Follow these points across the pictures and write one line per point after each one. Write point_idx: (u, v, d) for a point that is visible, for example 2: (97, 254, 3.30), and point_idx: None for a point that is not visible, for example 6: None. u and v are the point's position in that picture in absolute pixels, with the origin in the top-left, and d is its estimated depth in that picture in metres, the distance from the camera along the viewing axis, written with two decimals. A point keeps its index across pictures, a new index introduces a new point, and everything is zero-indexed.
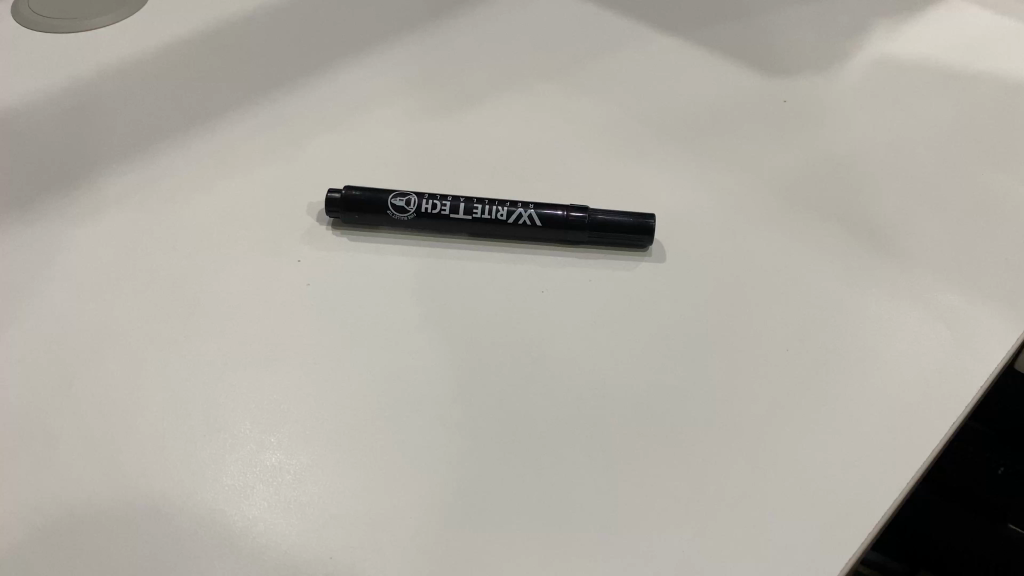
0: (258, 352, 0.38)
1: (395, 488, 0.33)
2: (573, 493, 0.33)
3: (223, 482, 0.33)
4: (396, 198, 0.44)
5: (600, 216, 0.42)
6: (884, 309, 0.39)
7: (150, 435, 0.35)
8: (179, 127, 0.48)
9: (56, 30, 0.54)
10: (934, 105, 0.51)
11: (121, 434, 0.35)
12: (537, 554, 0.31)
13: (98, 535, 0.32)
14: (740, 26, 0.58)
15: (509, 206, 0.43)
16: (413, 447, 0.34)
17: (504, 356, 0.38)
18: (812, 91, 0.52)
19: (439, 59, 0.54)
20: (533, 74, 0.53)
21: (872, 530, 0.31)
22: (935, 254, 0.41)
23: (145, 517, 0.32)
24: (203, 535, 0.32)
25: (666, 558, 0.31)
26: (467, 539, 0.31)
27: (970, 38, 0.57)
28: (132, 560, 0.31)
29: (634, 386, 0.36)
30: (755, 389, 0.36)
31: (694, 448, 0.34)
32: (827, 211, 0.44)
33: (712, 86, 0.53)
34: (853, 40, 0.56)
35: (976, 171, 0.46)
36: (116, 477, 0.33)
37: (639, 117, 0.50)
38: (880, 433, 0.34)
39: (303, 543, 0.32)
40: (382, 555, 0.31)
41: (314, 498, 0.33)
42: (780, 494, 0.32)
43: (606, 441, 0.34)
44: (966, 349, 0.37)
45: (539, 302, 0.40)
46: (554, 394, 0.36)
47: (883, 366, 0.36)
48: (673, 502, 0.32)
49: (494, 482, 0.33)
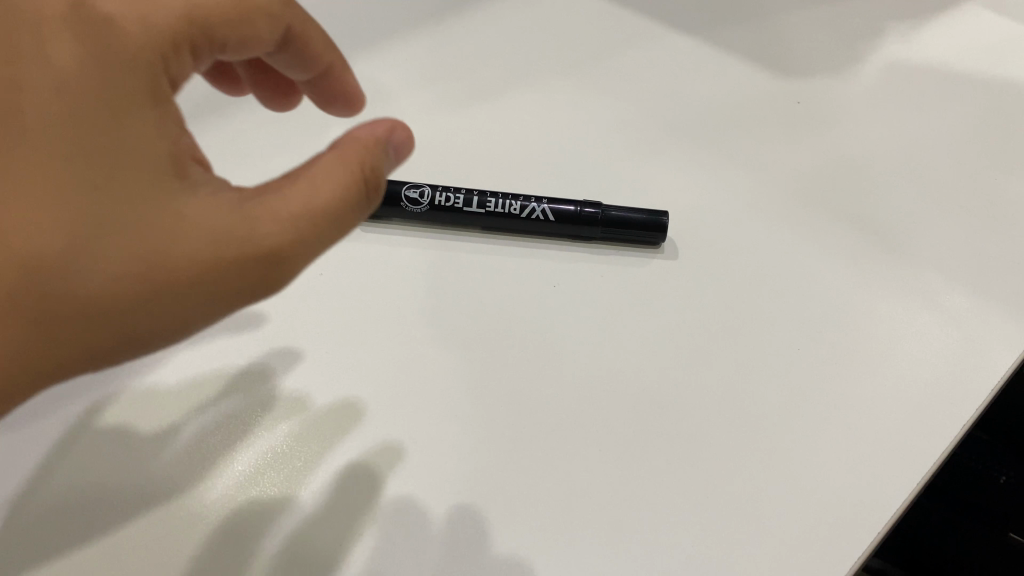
0: (271, 350, 0.37)
1: (409, 480, 0.33)
2: (584, 486, 0.33)
3: (232, 467, 0.33)
4: (409, 189, 0.44)
5: (613, 212, 0.43)
6: (893, 312, 0.40)
7: (157, 436, 0.34)
8: None
9: None
10: (949, 106, 0.51)
11: (128, 436, 0.34)
12: (547, 550, 0.32)
13: (108, 517, 0.32)
14: (757, 22, 0.57)
15: (523, 200, 0.44)
16: (421, 439, 0.34)
17: (515, 350, 0.38)
18: (825, 89, 0.52)
19: (453, 51, 0.54)
20: (547, 69, 0.53)
21: (883, 529, 0.32)
22: (947, 258, 0.42)
23: (154, 520, 0.32)
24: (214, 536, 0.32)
25: (677, 553, 0.32)
26: (479, 530, 0.32)
27: (998, 39, 0.57)
28: (141, 546, 0.31)
29: (644, 381, 0.37)
30: (765, 388, 0.37)
31: (706, 445, 0.35)
32: (838, 211, 0.44)
33: (726, 83, 0.53)
34: (872, 42, 0.56)
35: (991, 176, 0.47)
36: (129, 460, 0.33)
37: (652, 115, 0.50)
38: (890, 436, 0.35)
39: (313, 532, 0.32)
40: (393, 547, 0.31)
41: (330, 494, 0.33)
42: (792, 491, 0.33)
43: (617, 436, 0.35)
44: (976, 353, 0.38)
45: (550, 296, 0.40)
46: (564, 389, 0.36)
47: (893, 368, 0.37)
48: (685, 497, 0.33)
49: (505, 476, 0.33)
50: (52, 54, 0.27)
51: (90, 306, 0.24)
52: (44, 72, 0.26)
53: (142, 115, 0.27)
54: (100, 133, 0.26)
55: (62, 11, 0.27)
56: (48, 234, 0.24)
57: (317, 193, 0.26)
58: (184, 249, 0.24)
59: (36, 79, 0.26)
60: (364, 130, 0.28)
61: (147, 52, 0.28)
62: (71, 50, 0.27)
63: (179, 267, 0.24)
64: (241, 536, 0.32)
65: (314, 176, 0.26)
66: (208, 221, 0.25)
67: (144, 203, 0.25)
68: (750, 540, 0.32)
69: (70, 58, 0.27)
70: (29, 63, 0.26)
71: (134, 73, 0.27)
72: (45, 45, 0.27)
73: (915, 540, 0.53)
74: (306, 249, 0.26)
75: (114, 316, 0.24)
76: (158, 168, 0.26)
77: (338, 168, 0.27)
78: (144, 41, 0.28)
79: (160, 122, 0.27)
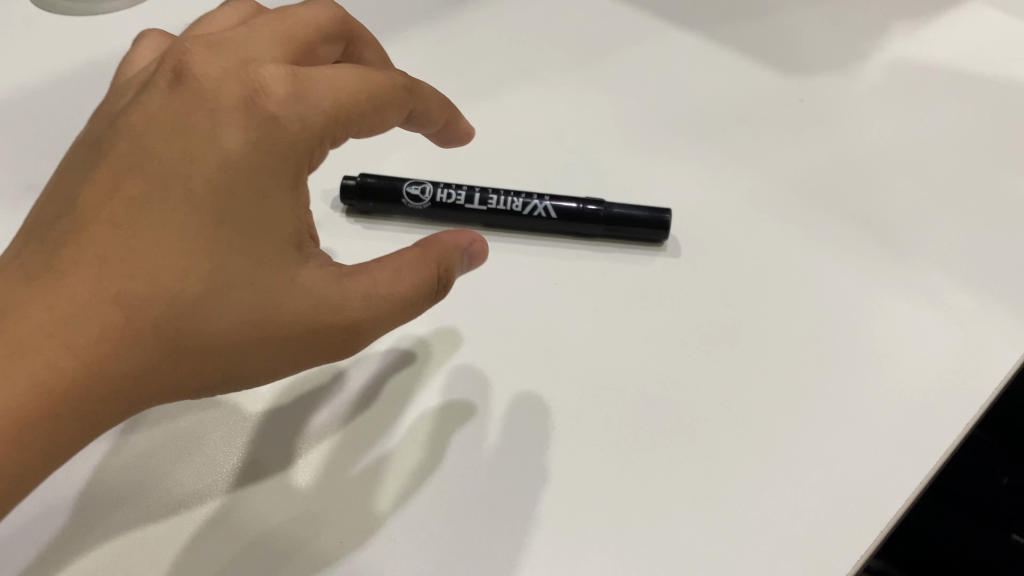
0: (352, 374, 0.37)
1: (412, 478, 0.33)
2: (586, 484, 0.33)
3: (235, 465, 0.33)
4: (411, 185, 0.44)
5: (616, 210, 0.43)
6: (896, 310, 0.40)
7: (225, 446, 0.34)
8: None
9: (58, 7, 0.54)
10: (951, 104, 0.51)
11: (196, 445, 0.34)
12: (553, 548, 0.32)
13: (111, 513, 0.32)
14: (760, 18, 0.57)
15: (525, 197, 0.43)
16: (433, 450, 0.34)
17: (518, 349, 0.38)
18: (828, 86, 0.52)
19: (454, 47, 0.54)
20: (548, 66, 0.53)
21: (884, 527, 0.32)
22: (951, 257, 0.42)
23: (202, 530, 0.32)
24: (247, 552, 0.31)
25: (679, 551, 0.32)
26: (482, 528, 0.32)
27: (1003, 37, 0.56)
28: (142, 542, 0.31)
29: (647, 379, 0.37)
30: (768, 386, 0.37)
31: (709, 443, 0.35)
32: (841, 209, 0.44)
33: (729, 79, 0.53)
34: (876, 39, 0.56)
35: (994, 175, 0.47)
36: (133, 457, 0.34)
37: (655, 111, 0.50)
38: (892, 434, 0.35)
39: (314, 531, 0.32)
40: (395, 546, 0.31)
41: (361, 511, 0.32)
42: (793, 489, 0.34)
43: (619, 435, 0.35)
44: (977, 351, 0.38)
45: (552, 294, 0.40)
46: (567, 387, 0.37)
47: (895, 366, 0.38)
48: (687, 495, 0.33)
49: (509, 474, 0.34)
50: (221, 133, 0.29)
51: (210, 349, 0.28)
52: (211, 149, 0.29)
53: (281, 197, 0.29)
54: (247, 209, 0.29)
55: (237, 98, 0.29)
56: (185, 280, 0.27)
57: (403, 281, 0.31)
58: (292, 314, 0.29)
59: (204, 153, 0.29)
60: (450, 238, 0.33)
61: (300, 142, 0.30)
62: (238, 132, 0.29)
63: (287, 330, 0.29)
64: (281, 553, 0.31)
65: (399, 262, 0.31)
66: (315, 294, 0.29)
67: (270, 275, 0.28)
68: (755, 538, 0.32)
69: (236, 141, 0.29)
70: (200, 138, 0.29)
71: (285, 161, 0.29)
72: (217, 125, 0.29)
73: (913, 540, 0.53)
74: (389, 324, 0.31)
75: (229, 360, 0.28)
76: (284, 242, 0.29)
77: (424, 264, 0.31)
78: (297, 131, 0.29)
79: (293, 203, 0.30)
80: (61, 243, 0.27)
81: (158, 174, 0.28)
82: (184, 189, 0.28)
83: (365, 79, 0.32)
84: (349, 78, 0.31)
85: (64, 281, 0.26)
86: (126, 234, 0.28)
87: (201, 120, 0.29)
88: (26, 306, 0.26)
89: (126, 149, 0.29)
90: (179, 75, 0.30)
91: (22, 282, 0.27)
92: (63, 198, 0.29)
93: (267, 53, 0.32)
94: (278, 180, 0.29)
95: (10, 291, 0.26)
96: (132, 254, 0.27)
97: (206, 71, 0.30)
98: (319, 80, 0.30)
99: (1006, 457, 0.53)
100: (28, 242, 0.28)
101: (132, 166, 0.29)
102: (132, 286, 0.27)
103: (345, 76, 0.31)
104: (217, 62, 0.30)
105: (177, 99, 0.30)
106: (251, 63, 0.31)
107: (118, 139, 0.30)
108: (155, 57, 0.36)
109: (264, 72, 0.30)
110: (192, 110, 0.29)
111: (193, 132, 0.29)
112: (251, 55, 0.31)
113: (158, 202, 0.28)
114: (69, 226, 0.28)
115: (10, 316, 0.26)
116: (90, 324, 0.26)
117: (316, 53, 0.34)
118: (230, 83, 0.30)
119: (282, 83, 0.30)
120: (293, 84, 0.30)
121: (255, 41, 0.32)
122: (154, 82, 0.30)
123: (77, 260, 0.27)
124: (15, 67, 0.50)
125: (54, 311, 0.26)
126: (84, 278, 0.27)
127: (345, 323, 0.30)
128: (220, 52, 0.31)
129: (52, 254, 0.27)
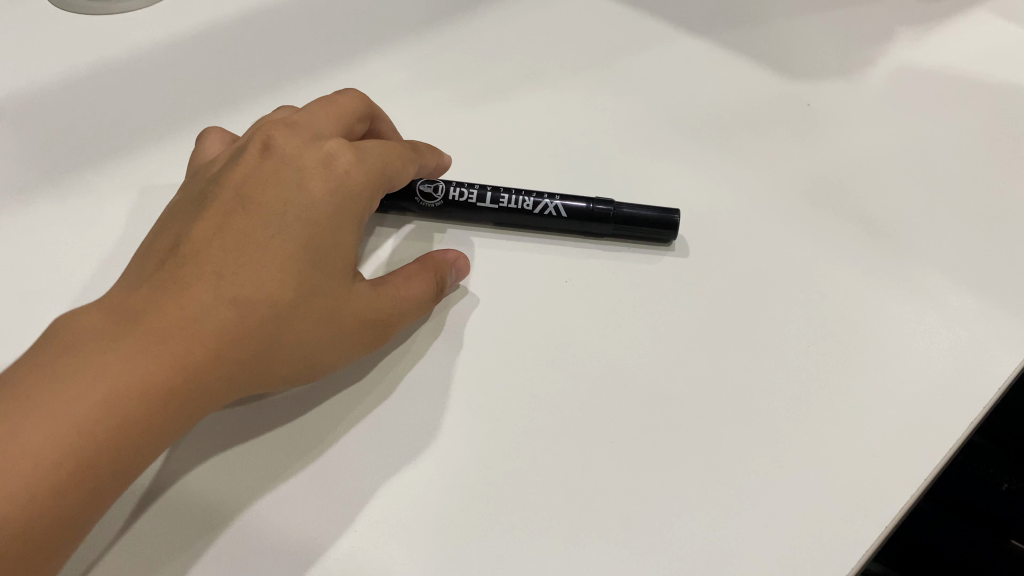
0: (383, 351, 0.38)
1: (427, 469, 0.35)
2: (597, 477, 0.35)
3: (273, 448, 0.35)
4: (424, 183, 0.44)
5: (625, 210, 0.44)
6: (901, 312, 0.41)
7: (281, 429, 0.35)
8: (200, 116, 0.49)
9: (71, 7, 0.54)
10: (955, 111, 0.52)
11: (260, 429, 0.35)
12: (566, 542, 0.33)
13: (167, 498, 0.33)
14: (766, 24, 0.58)
15: (536, 196, 0.44)
16: (448, 441, 0.35)
17: (530, 345, 0.39)
18: (833, 92, 0.53)
19: (463, 50, 0.54)
20: (557, 68, 0.54)
21: (889, 522, 0.34)
22: (955, 260, 0.43)
23: (270, 507, 0.33)
24: (316, 523, 0.33)
25: (688, 542, 0.33)
26: (497, 517, 0.33)
27: (1010, 45, 0.57)
28: (194, 523, 0.33)
29: (655, 379, 0.38)
30: (773, 384, 0.38)
31: (717, 440, 0.36)
32: (848, 213, 0.45)
33: (735, 84, 0.53)
34: (882, 46, 0.56)
35: (996, 180, 0.47)
36: (180, 446, 0.35)
37: (663, 114, 0.51)
38: (897, 432, 0.36)
39: (336, 517, 0.33)
40: (414, 533, 0.33)
41: (405, 482, 0.34)
42: (801, 484, 0.35)
43: (631, 430, 0.36)
44: (978, 353, 0.39)
45: (563, 292, 0.41)
46: (578, 384, 0.38)
47: (898, 366, 0.39)
48: (696, 492, 0.34)
49: (522, 467, 0.35)
50: (305, 183, 0.35)
51: (300, 351, 0.33)
52: (301, 197, 0.35)
53: (352, 231, 0.36)
54: (329, 240, 0.34)
55: (317, 161, 0.36)
56: (282, 290, 0.32)
57: (414, 285, 0.37)
58: (355, 314, 0.34)
59: (293, 198, 0.35)
60: (442, 254, 0.39)
61: (364, 194, 0.37)
62: (320, 183, 0.35)
63: (351, 329, 0.34)
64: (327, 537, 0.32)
65: (421, 267, 0.38)
66: (373, 303, 0.35)
67: (341, 288, 0.34)
68: (758, 536, 0.33)
69: (317, 188, 0.35)
70: (292, 189, 0.35)
71: (356, 205, 0.36)
72: (302, 180, 0.35)
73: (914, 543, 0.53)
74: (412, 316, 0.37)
75: (309, 357, 0.33)
76: (349, 264, 0.35)
77: (427, 273, 0.38)
78: (362, 183, 0.36)
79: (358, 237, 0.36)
80: (179, 263, 0.32)
81: (257, 212, 0.34)
82: (281, 221, 0.34)
83: (398, 150, 0.40)
84: (383, 146, 0.39)
85: (187, 293, 0.31)
86: (236, 255, 0.33)
87: (290, 176, 0.35)
88: (157, 311, 0.30)
89: (230, 195, 0.35)
90: (268, 148, 0.36)
91: (155, 294, 0.31)
92: (177, 232, 0.34)
93: (328, 127, 0.39)
94: (349, 217, 0.36)
95: (142, 299, 0.31)
96: (239, 269, 0.32)
97: (289, 144, 0.37)
98: (369, 149, 0.38)
99: (1005, 461, 0.55)
100: (148, 265, 0.33)
101: (237, 209, 0.34)
102: (243, 292, 0.32)
103: (381, 143, 0.39)
104: (295, 137, 0.37)
105: (267, 164, 0.36)
106: (321, 137, 0.38)
107: (222, 190, 0.35)
108: (225, 146, 0.42)
109: (331, 144, 0.37)
110: (281, 170, 0.35)
111: (284, 185, 0.35)
112: (320, 130, 0.38)
113: (258, 230, 0.33)
114: (189, 252, 0.33)
115: (145, 319, 0.30)
116: (209, 322, 0.31)
117: (354, 129, 0.41)
118: (308, 152, 0.36)
119: (346, 150, 0.37)
120: (356, 152, 0.37)
121: (317, 120, 0.38)
122: (245, 154, 0.37)
123: (197, 274, 0.32)
124: (33, 67, 0.50)
125: (179, 316, 0.30)
126: (205, 287, 0.31)
127: (388, 322, 0.36)
128: (296, 129, 0.38)
129: (174, 269, 0.32)
